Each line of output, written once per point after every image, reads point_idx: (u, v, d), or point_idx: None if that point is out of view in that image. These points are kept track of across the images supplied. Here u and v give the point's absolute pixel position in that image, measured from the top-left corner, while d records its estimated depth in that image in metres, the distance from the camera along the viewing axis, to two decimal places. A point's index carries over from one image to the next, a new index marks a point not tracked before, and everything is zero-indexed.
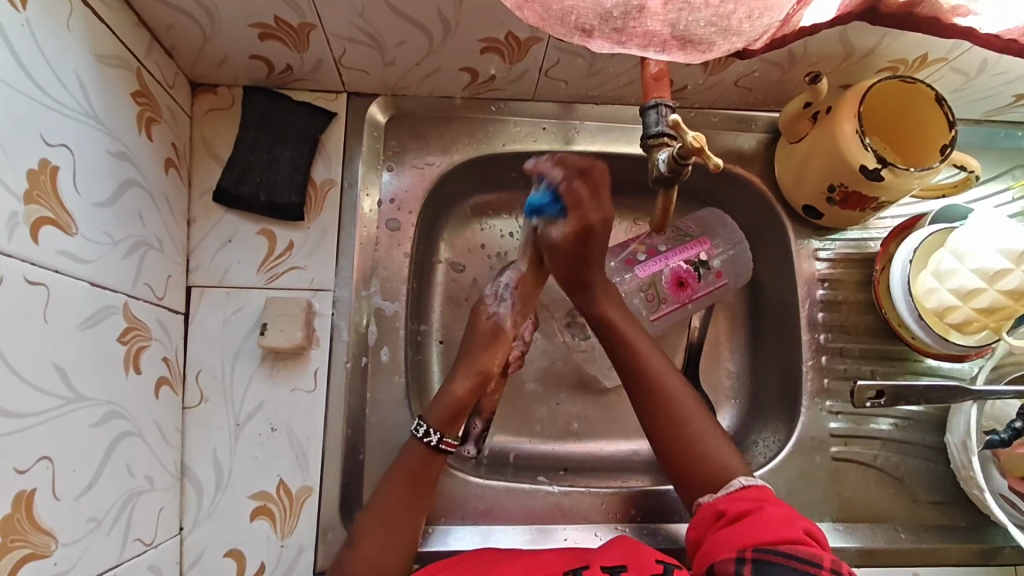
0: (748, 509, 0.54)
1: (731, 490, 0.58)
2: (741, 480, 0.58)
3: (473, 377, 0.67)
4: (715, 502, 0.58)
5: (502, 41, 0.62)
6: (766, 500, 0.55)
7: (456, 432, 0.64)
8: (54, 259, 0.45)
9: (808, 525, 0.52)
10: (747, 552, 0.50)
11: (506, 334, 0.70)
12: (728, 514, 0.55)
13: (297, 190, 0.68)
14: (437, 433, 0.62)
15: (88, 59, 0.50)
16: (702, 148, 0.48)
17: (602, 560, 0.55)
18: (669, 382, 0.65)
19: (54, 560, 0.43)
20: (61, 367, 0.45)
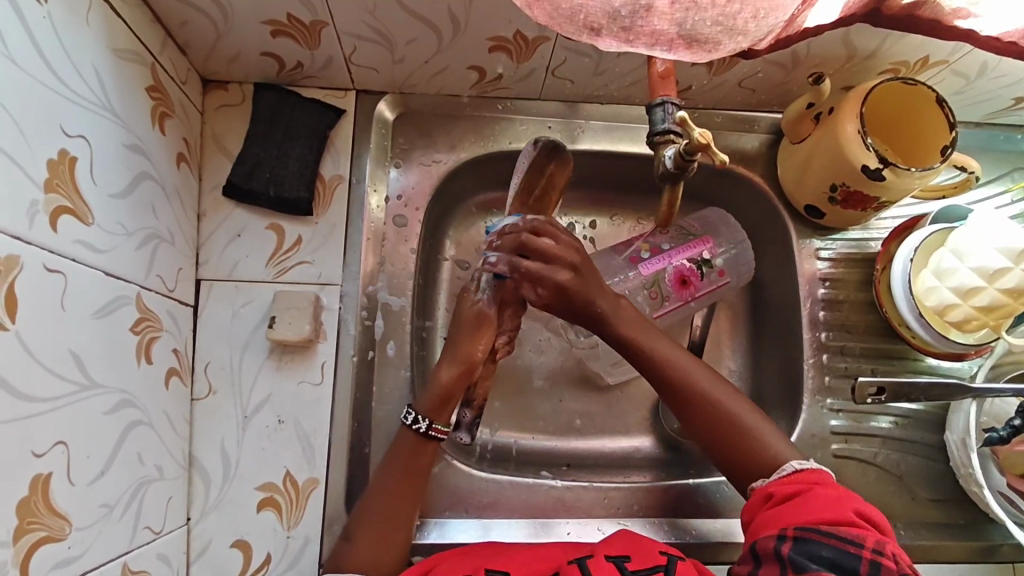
0: (800, 490, 0.54)
1: (784, 474, 0.56)
2: (793, 465, 0.56)
3: (459, 365, 0.64)
4: (766, 485, 0.56)
5: (510, 39, 0.63)
6: (818, 480, 0.54)
7: (443, 416, 0.63)
8: (72, 248, 0.46)
9: (859, 507, 0.52)
10: (788, 531, 0.50)
11: (490, 319, 0.66)
12: (777, 495, 0.54)
13: (306, 185, 0.68)
14: (427, 420, 0.62)
15: (106, 54, 0.51)
16: (709, 144, 0.50)
17: (606, 550, 0.56)
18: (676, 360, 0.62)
19: (67, 544, 0.44)
20: (77, 354, 0.46)
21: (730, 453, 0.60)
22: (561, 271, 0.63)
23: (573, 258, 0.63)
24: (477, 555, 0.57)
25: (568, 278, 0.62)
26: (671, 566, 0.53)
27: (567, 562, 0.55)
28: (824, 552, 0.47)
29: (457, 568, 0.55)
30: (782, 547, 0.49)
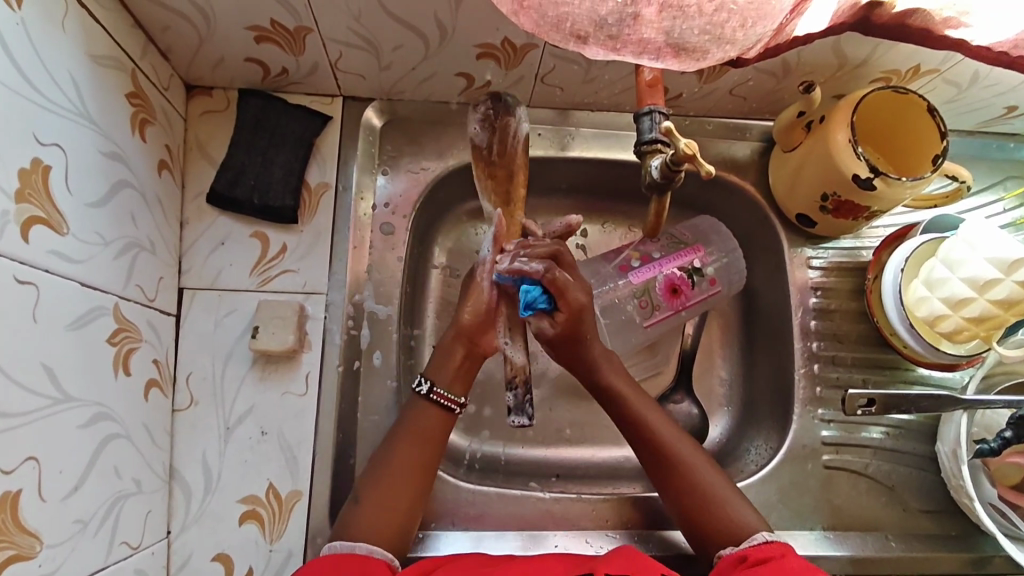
0: (769, 557, 0.53)
1: (755, 543, 0.56)
2: (764, 535, 0.57)
3: (466, 342, 0.65)
4: (738, 551, 0.56)
5: (498, 46, 0.63)
6: (789, 550, 0.54)
7: (448, 382, 0.63)
8: (44, 258, 0.44)
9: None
10: None
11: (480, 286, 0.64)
12: (751, 559, 0.54)
13: (291, 193, 0.68)
14: (427, 382, 0.63)
15: (83, 60, 0.50)
16: (694, 155, 0.48)
17: (605, 569, 0.54)
18: (646, 415, 0.64)
19: (38, 563, 0.43)
20: (50, 367, 0.45)
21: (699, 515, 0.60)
22: (579, 292, 0.60)
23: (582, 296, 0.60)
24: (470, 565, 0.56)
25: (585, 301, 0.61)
26: None
27: None
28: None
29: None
30: None
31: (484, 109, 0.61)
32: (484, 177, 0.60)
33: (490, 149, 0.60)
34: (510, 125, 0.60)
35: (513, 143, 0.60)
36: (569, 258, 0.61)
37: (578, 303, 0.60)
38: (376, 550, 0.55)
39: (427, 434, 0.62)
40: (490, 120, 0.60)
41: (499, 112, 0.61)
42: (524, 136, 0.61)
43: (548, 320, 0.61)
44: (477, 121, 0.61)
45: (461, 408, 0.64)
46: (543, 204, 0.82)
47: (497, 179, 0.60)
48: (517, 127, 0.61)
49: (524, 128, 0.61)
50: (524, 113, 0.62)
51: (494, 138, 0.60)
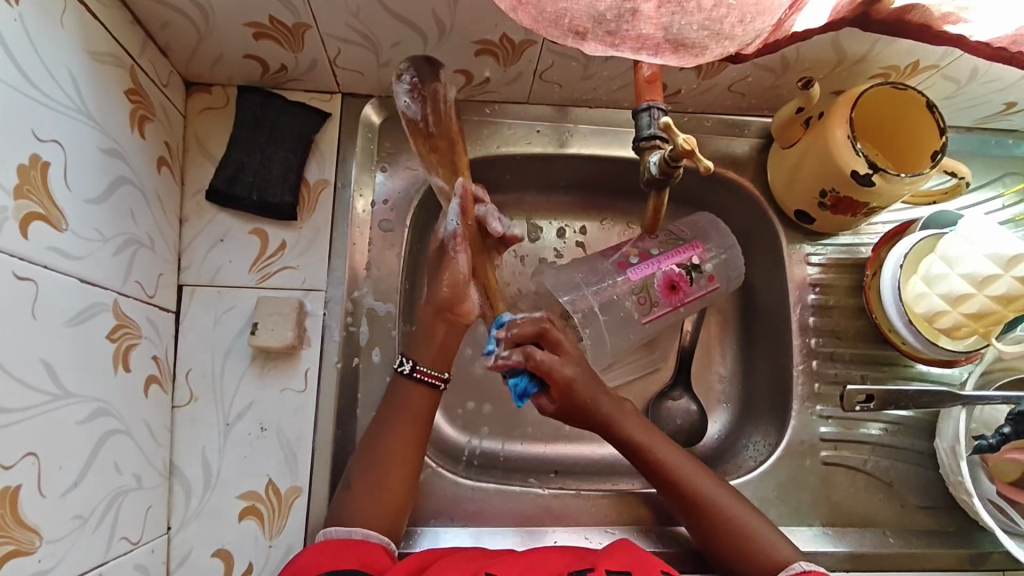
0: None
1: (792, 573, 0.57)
2: (801, 564, 0.57)
3: (443, 316, 0.64)
4: None
5: (496, 43, 0.63)
6: None
7: (430, 359, 0.64)
8: (44, 255, 0.45)
9: None
10: None
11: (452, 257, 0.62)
12: None
13: (290, 190, 0.68)
14: (409, 363, 0.63)
15: (81, 56, 0.50)
16: (693, 150, 0.48)
17: (607, 564, 0.54)
18: (665, 455, 0.63)
19: (38, 558, 0.43)
20: (50, 363, 0.45)
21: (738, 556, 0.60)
22: (568, 366, 0.60)
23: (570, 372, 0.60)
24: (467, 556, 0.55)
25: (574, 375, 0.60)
26: None
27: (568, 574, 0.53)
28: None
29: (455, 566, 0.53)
30: None
31: (409, 77, 0.57)
32: (427, 152, 0.58)
33: (426, 121, 0.57)
34: (439, 92, 0.57)
35: (443, 109, 0.57)
36: (557, 336, 0.61)
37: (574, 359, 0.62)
38: (373, 534, 0.56)
39: (413, 409, 0.62)
40: (418, 89, 0.57)
41: (423, 80, 0.57)
42: (454, 102, 0.58)
43: (546, 398, 0.61)
44: (403, 91, 0.56)
45: (443, 383, 0.64)
46: (542, 200, 0.82)
47: (444, 157, 0.58)
48: (442, 93, 0.58)
49: (452, 94, 0.59)
50: (449, 79, 0.59)
51: (426, 108, 0.56)
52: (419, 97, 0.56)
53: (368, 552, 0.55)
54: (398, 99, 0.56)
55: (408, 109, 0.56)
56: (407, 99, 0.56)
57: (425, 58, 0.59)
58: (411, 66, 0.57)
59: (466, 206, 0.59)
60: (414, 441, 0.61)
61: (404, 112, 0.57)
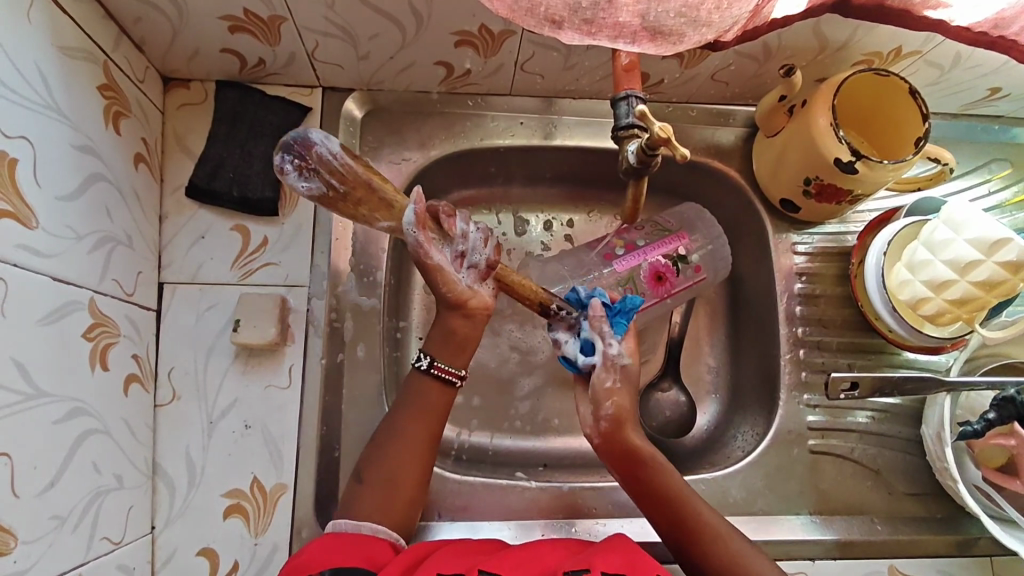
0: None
1: None
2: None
3: (468, 313, 0.62)
4: None
5: (475, 33, 0.62)
6: None
7: (447, 355, 0.63)
8: (12, 252, 0.44)
9: None
10: None
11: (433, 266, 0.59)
12: None
13: (271, 185, 0.67)
14: (427, 357, 0.63)
15: (50, 52, 0.49)
16: (669, 138, 0.48)
17: (602, 566, 0.52)
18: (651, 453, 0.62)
19: (13, 559, 0.43)
20: (21, 363, 0.44)
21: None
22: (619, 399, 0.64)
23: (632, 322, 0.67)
24: (467, 551, 0.55)
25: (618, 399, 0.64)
26: None
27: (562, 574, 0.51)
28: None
29: (450, 564, 0.52)
30: None
31: (286, 160, 0.50)
32: (358, 212, 0.52)
33: (342, 188, 0.51)
34: (322, 154, 0.50)
35: (339, 165, 0.51)
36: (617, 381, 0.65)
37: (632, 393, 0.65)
38: (382, 530, 0.56)
39: (426, 409, 0.62)
40: (304, 168, 0.50)
41: (303, 147, 0.50)
42: (344, 150, 0.51)
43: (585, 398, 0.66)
44: (295, 179, 0.50)
45: (461, 380, 0.64)
46: (528, 193, 0.82)
47: (372, 205, 0.52)
48: (328, 152, 0.51)
49: (335, 142, 0.52)
50: (320, 131, 0.52)
51: (326, 178, 0.50)
52: (320, 170, 0.50)
53: (373, 551, 0.53)
54: (297, 186, 0.50)
55: (313, 193, 0.50)
56: (306, 178, 0.50)
57: (292, 136, 0.51)
58: (291, 136, 0.51)
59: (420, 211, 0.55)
60: (425, 436, 0.61)
61: (310, 197, 0.51)
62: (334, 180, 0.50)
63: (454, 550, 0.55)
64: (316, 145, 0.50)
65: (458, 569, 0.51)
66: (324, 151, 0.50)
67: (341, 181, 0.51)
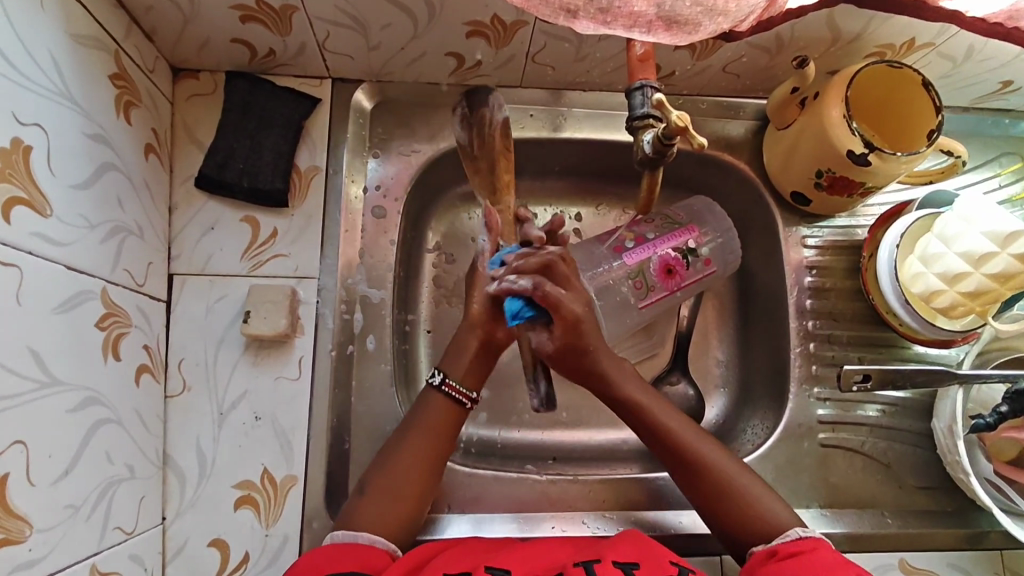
0: (803, 549, 0.52)
1: (788, 539, 0.55)
2: (797, 531, 0.55)
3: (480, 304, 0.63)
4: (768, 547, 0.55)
5: (487, 24, 0.62)
6: (820, 544, 0.53)
7: (460, 374, 0.64)
8: (28, 240, 0.44)
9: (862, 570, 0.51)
10: None
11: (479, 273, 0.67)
12: (781, 553, 0.53)
13: (281, 176, 0.67)
14: (440, 374, 0.63)
15: (63, 39, 0.49)
16: (687, 127, 0.48)
17: (613, 555, 0.53)
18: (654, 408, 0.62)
19: (28, 547, 0.42)
20: (37, 351, 0.44)
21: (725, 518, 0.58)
22: (575, 304, 0.58)
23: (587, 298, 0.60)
24: (474, 551, 0.55)
25: (581, 313, 0.59)
26: None
27: (572, 564, 0.52)
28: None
29: (456, 564, 0.52)
30: None
31: (461, 108, 0.62)
32: (471, 176, 0.62)
33: (469, 147, 0.61)
34: (486, 116, 0.61)
35: (489, 135, 0.61)
36: (563, 272, 0.59)
37: (585, 297, 0.60)
38: (379, 539, 0.55)
39: (438, 424, 0.62)
40: (467, 117, 0.62)
41: (472, 108, 0.62)
42: (501, 124, 0.61)
43: (545, 334, 0.60)
44: (458, 118, 0.62)
45: (472, 403, 0.64)
46: (537, 186, 0.81)
47: (481, 177, 0.61)
48: (493, 117, 0.61)
49: (503, 117, 0.61)
50: (498, 100, 0.62)
51: (472, 133, 0.61)
52: (473, 124, 0.61)
53: (371, 555, 0.52)
54: (454, 126, 0.63)
55: (459, 136, 0.62)
56: (463, 108, 0.62)
57: (478, 91, 0.63)
58: (493, 92, 0.63)
59: (495, 226, 0.62)
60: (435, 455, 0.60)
61: (454, 138, 0.63)
62: (473, 138, 0.61)
63: (458, 551, 0.55)
64: (487, 108, 0.61)
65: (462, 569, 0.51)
66: (484, 112, 0.61)
67: (478, 142, 0.61)
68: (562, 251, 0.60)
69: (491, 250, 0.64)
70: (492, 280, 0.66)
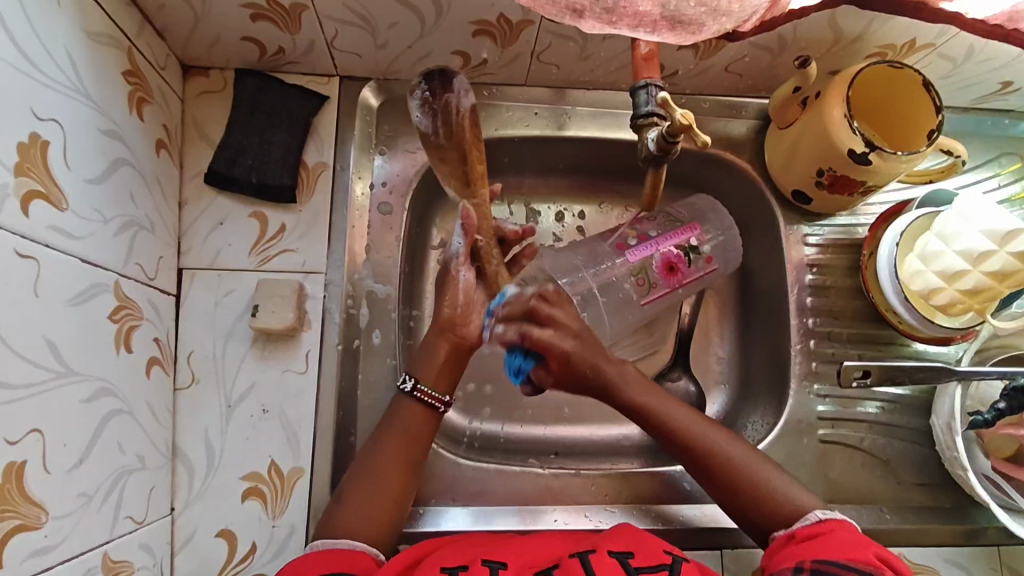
0: (820, 532, 0.54)
1: (808, 522, 0.56)
2: (816, 513, 0.57)
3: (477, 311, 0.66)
4: (790, 530, 0.57)
5: (493, 23, 0.63)
6: (840, 525, 0.55)
7: (433, 377, 0.63)
8: (45, 233, 0.45)
9: (880, 550, 0.53)
10: (807, 563, 0.51)
11: (453, 276, 0.65)
12: (800, 535, 0.55)
13: (289, 172, 0.68)
14: (411, 380, 0.62)
15: (78, 36, 0.50)
16: (690, 125, 0.49)
17: (608, 546, 0.54)
18: (664, 408, 0.63)
19: (44, 533, 0.43)
20: (52, 341, 0.45)
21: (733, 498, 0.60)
22: (563, 338, 0.61)
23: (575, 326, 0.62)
24: (472, 545, 0.56)
25: (559, 342, 0.60)
26: (676, 567, 0.52)
27: (567, 556, 0.53)
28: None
29: (454, 557, 0.52)
30: None
31: (423, 91, 0.59)
32: (442, 167, 0.60)
33: (435, 136, 0.59)
34: (450, 102, 0.58)
35: (454, 122, 0.58)
36: (547, 313, 0.61)
37: (571, 329, 0.61)
38: (358, 543, 0.54)
39: (411, 432, 0.61)
40: (429, 103, 0.59)
41: (433, 93, 0.59)
42: (469, 110, 0.58)
43: (542, 370, 0.62)
44: (417, 107, 0.59)
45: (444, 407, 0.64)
46: (541, 183, 0.82)
47: (454, 169, 0.59)
48: (456, 104, 0.58)
49: (468, 102, 0.59)
50: (463, 83, 0.59)
51: (437, 121, 0.58)
52: (435, 111, 0.58)
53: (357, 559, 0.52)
54: (412, 111, 0.60)
55: (420, 125, 0.59)
56: (422, 95, 0.60)
57: (438, 72, 0.59)
58: (450, 71, 0.60)
59: (472, 223, 0.62)
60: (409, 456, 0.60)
61: (418, 127, 0.60)
62: (437, 129, 0.58)
63: (457, 546, 0.55)
64: (449, 93, 0.58)
65: (460, 560, 0.52)
66: (451, 99, 0.58)
67: (443, 131, 0.58)
68: (539, 290, 0.63)
69: (466, 250, 0.63)
70: (467, 286, 0.65)
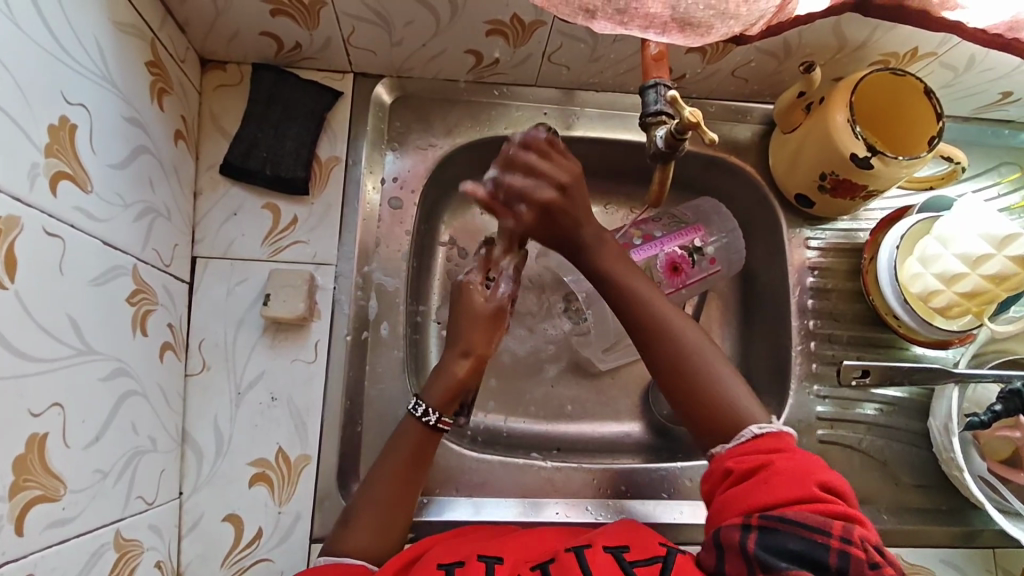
0: (757, 466, 0.52)
1: (742, 442, 0.55)
2: (753, 429, 0.55)
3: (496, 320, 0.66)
4: (726, 456, 0.55)
5: (507, 23, 0.64)
6: (775, 454, 0.53)
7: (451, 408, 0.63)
8: (70, 214, 0.46)
9: (824, 482, 0.51)
10: (752, 519, 0.49)
11: (507, 315, 0.67)
12: (738, 472, 0.53)
13: (303, 165, 0.69)
14: (435, 414, 0.61)
15: (107, 26, 0.51)
16: (699, 123, 0.50)
17: (602, 540, 0.54)
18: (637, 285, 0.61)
19: (62, 506, 0.44)
20: (75, 320, 0.46)
21: (667, 382, 0.59)
22: (544, 187, 0.60)
23: (562, 177, 0.60)
24: (472, 539, 0.56)
25: (553, 197, 0.60)
26: (670, 557, 0.52)
27: (562, 550, 0.53)
28: (791, 544, 0.47)
29: (449, 554, 0.53)
30: (747, 540, 0.48)
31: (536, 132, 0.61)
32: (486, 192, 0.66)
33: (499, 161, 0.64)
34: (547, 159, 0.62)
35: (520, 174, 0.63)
36: (532, 161, 0.60)
37: (558, 180, 0.60)
38: (347, 558, 0.55)
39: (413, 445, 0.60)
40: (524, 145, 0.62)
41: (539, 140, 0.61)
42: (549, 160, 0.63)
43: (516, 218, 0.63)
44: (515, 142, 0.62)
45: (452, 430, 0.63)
46: None
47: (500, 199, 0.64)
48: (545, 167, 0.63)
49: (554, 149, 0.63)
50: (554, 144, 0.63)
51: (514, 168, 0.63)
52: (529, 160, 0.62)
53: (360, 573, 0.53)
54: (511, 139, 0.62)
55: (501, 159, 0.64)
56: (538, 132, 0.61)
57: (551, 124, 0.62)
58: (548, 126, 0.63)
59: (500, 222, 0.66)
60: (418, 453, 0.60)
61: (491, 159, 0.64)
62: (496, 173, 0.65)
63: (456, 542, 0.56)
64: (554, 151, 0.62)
65: (454, 554, 0.52)
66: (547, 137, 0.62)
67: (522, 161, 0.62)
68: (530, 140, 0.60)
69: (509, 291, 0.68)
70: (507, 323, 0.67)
